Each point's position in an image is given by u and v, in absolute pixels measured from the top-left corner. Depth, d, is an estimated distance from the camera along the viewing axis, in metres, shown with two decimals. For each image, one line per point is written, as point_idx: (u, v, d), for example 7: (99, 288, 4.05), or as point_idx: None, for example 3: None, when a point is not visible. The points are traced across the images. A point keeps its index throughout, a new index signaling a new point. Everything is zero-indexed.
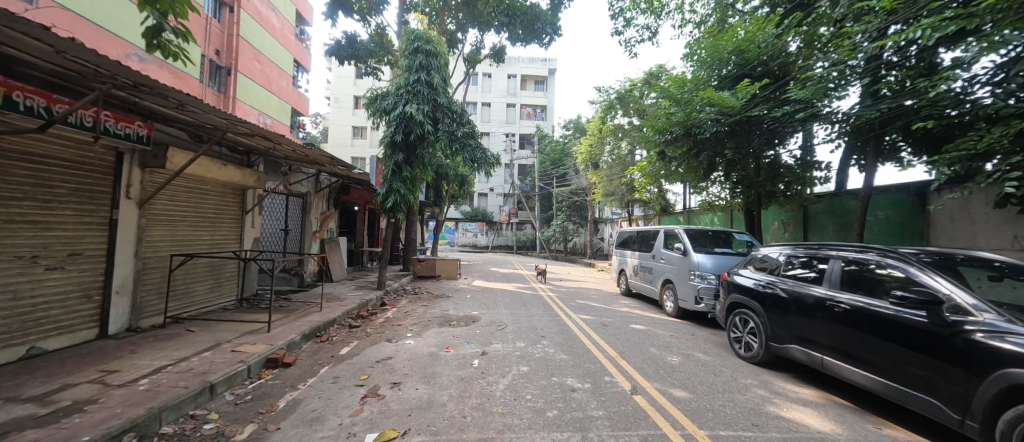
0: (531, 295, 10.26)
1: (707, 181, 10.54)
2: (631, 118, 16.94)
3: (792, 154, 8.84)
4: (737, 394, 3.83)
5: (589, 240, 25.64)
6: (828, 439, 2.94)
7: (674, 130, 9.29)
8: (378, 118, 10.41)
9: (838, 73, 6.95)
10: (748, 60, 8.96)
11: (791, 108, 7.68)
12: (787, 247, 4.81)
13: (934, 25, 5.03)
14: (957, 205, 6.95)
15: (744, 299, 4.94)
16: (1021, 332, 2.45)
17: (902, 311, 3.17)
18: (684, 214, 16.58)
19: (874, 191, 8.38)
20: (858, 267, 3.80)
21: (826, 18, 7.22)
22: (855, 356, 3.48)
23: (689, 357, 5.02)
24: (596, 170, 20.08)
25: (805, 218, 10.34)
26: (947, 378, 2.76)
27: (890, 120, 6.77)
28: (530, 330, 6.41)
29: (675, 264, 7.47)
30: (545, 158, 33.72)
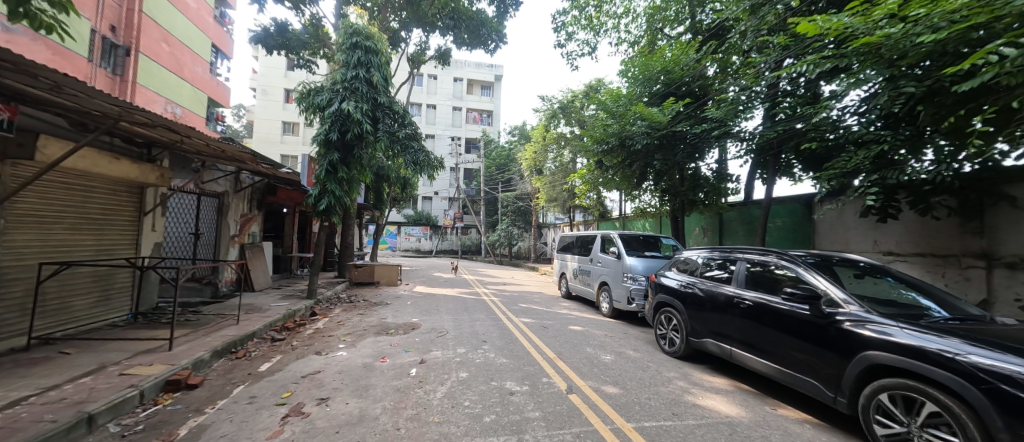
0: (475, 300, 10.21)
1: (640, 189, 11.29)
2: (572, 127, 17.63)
3: (710, 167, 9.78)
4: (660, 386, 4.13)
5: (533, 245, 26.12)
6: (733, 422, 3.28)
7: (610, 141, 9.86)
8: (311, 114, 9.73)
9: (747, 96, 7.86)
10: (674, 80, 9.66)
11: (709, 126, 8.54)
12: (705, 250, 5.30)
13: (816, 62, 5.89)
14: (835, 214, 8.17)
15: (669, 299, 5.36)
16: (877, 320, 2.94)
17: (792, 305, 3.64)
18: (620, 220, 17.57)
19: (775, 202, 9.56)
20: (761, 268, 4.30)
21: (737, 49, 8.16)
22: (756, 347, 3.93)
23: (621, 355, 5.31)
24: (540, 177, 20.58)
25: (720, 224, 11.48)
26: (824, 361, 3.22)
27: (786, 141, 7.79)
28: (472, 335, 6.37)
29: (611, 267, 7.88)
30: (491, 163, 33.76)
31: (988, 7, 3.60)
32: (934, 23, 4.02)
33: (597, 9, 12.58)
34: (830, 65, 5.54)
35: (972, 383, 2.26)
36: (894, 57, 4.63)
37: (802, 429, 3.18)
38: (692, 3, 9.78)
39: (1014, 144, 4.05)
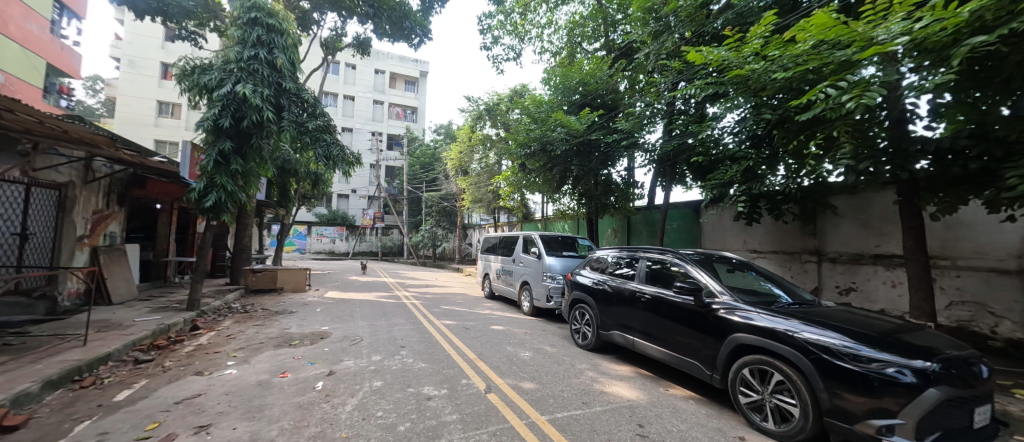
0: (393, 304, 9.73)
1: (560, 193, 11.82)
2: (498, 130, 17.81)
3: (621, 174, 10.67)
4: (573, 378, 4.39)
5: (457, 246, 25.81)
6: (634, 405, 3.61)
7: (533, 145, 10.20)
8: (195, 95, 8.40)
9: (650, 112, 8.72)
10: (590, 92, 10.35)
11: (619, 136, 9.30)
12: (616, 250, 5.71)
13: (702, 87, 6.79)
14: (716, 219, 9.46)
15: (583, 296, 5.70)
16: (743, 307, 3.48)
17: (682, 297, 4.12)
18: (542, 221, 18.25)
19: (671, 206, 10.73)
20: (659, 266, 4.78)
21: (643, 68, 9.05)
22: (652, 336, 4.38)
23: (538, 351, 5.51)
24: (465, 177, 20.43)
25: (629, 226, 12.56)
26: (704, 344, 3.70)
27: (681, 154, 8.84)
28: (388, 341, 6.07)
29: (531, 267, 8.13)
30: (414, 161, 32.50)
31: (818, 56, 4.51)
32: (785, 64, 4.88)
33: (522, 16, 12.91)
34: (712, 90, 6.46)
35: (804, 354, 2.83)
36: (758, 89, 5.53)
37: (688, 405, 3.63)
38: (607, 22, 10.61)
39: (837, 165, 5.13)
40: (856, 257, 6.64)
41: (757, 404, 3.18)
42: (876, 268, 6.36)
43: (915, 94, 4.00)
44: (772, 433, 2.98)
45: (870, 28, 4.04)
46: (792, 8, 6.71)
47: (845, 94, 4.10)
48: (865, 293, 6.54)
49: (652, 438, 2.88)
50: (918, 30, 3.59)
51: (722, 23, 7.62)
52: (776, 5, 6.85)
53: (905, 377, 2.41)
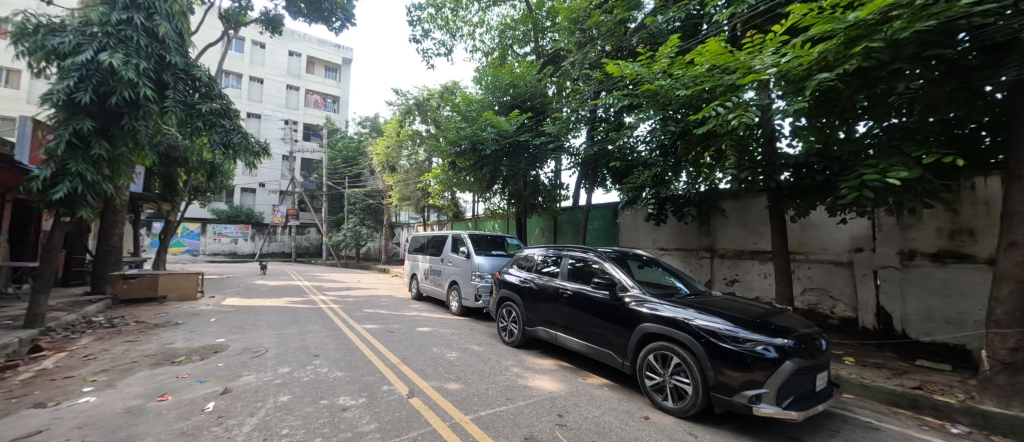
0: (307, 309, 8.95)
1: (490, 193, 11.84)
2: (428, 126, 17.34)
3: (548, 176, 11.00)
4: (498, 375, 4.44)
5: (383, 245, 24.56)
6: (554, 396, 3.77)
7: (463, 144, 10.10)
8: (40, 61, 6.85)
9: (575, 118, 9.15)
10: (520, 94, 10.40)
11: (546, 139, 9.62)
12: (542, 248, 5.80)
13: (620, 98, 7.33)
14: (631, 220, 10.26)
15: (509, 294, 5.76)
16: (650, 299, 3.81)
17: (598, 292, 4.38)
18: (472, 220, 18.18)
19: (592, 207, 11.32)
20: (581, 264, 4.99)
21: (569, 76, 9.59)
22: (572, 329, 4.59)
23: (465, 351, 5.48)
24: (392, 174, 19.54)
25: (555, 225, 13.05)
26: (617, 335, 3.98)
27: (602, 159, 9.42)
28: (299, 350, 5.57)
29: (459, 267, 8.05)
30: (335, 154, 30.21)
31: (712, 78, 5.11)
32: (687, 83, 5.44)
33: (453, 12, 12.74)
34: (628, 102, 7.03)
35: (697, 338, 3.19)
36: (666, 103, 6.08)
37: (603, 392, 3.89)
38: (536, 28, 10.96)
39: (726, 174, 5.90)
40: (739, 253, 7.70)
41: (659, 386, 3.51)
42: (754, 262, 7.46)
43: (783, 117, 4.74)
44: (671, 411, 3.31)
45: (750, 58, 4.68)
46: (693, 33, 7.52)
47: (729, 113, 4.77)
48: (746, 284, 7.61)
49: (570, 426, 3.04)
50: (784, 64, 4.26)
51: (638, 41, 8.29)
52: (680, 30, 7.63)
53: (771, 353, 2.85)
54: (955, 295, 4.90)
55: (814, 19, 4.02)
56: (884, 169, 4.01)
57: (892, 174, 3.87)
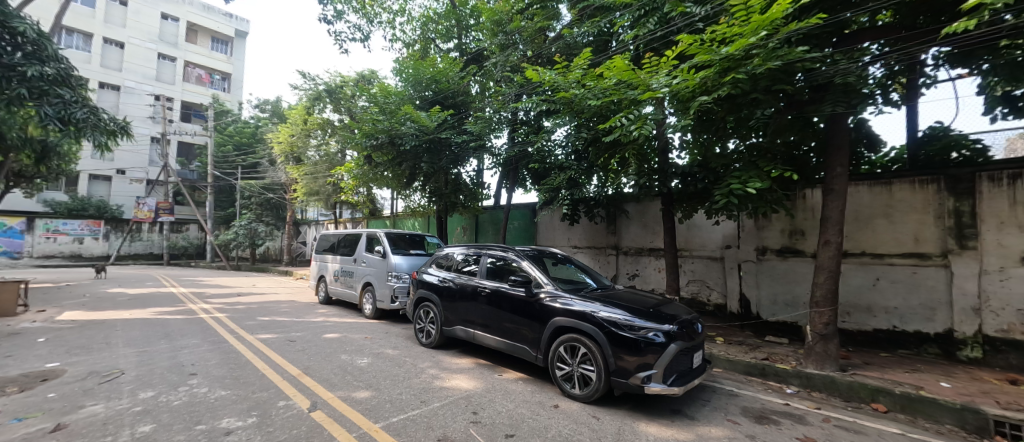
0: (185, 321, 7.75)
1: (408, 190, 11.41)
2: (341, 115, 16.19)
3: (470, 174, 10.87)
4: (412, 378, 4.36)
5: (286, 245, 22.23)
6: (469, 394, 3.84)
7: (380, 137, 9.57)
8: None
9: (495, 119, 9.29)
10: (442, 90, 10.10)
11: (467, 138, 9.51)
12: (462, 247, 5.73)
13: (538, 102, 7.69)
14: (548, 220, 10.76)
15: (428, 294, 5.65)
16: (562, 294, 4.03)
17: (515, 289, 4.50)
18: (391, 218, 17.43)
19: (512, 207, 11.52)
20: (499, 262, 5.05)
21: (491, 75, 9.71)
22: (490, 327, 4.68)
23: (377, 356, 5.27)
24: (298, 165, 17.74)
25: (476, 224, 13.12)
26: (531, 330, 4.17)
27: (522, 159, 9.69)
28: (170, 370, 4.80)
29: (375, 267, 7.66)
30: (225, 140, 26.43)
31: (618, 92, 5.62)
32: (597, 94, 5.90)
33: None
34: (546, 107, 7.39)
35: (600, 329, 3.51)
36: (579, 110, 6.49)
37: (517, 386, 4.07)
38: (459, 24, 10.86)
39: (633, 180, 6.44)
40: (639, 250, 8.57)
41: (568, 375, 3.79)
42: (651, 259, 8.37)
43: (675, 131, 5.39)
44: (578, 397, 3.60)
45: (649, 76, 5.23)
46: (604, 48, 8.18)
47: (631, 125, 5.32)
48: (644, 278, 8.50)
49: (483, 422, 3.13)
50: (675, 84, 4.85)
51: (556, 51, 8.90)
52: (592, 44, 8.25)
53: (659, 338, 3.27)
54: (793, 282, 6.11)
55: (698, 48, 4.66)
56: (745, 180, 4.83)
57: (750, 184, 4.70)
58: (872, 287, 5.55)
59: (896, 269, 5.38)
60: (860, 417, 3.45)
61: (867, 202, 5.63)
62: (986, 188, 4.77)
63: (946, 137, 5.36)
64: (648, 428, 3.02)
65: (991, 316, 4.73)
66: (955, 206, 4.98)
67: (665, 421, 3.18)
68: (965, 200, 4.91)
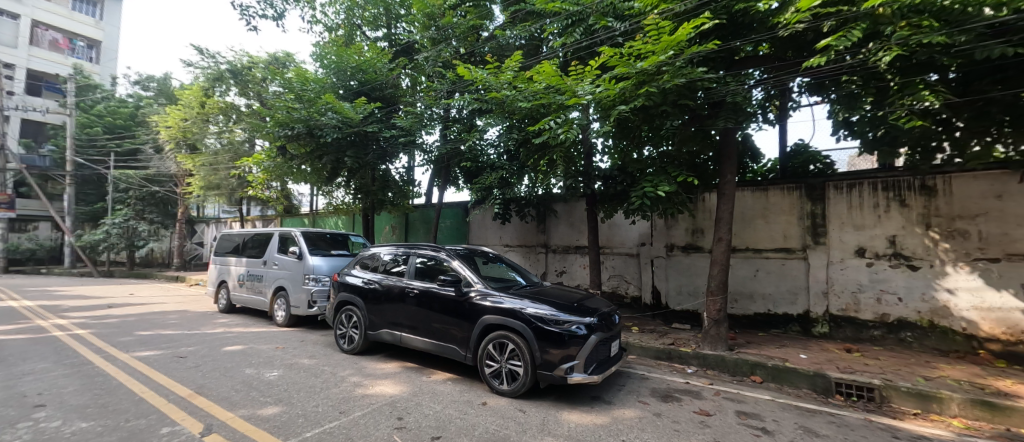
0: (33, 341, 6.37)
1: (330, 186, 10.62)
2: (248, 101, 14.57)
3: (399, 170, 10.44)
4: (331, 388, 4.11)
5: (177, 246, 19.42)
6: (393, 400, 3.75)
7: (296, 127, 8.73)
8: None
9: (427, 115, 9.08)
10: (368, 81, 9.54)
11: (397, 133, 9.08)
12: (388, 247, 5.51)
13: (469, 101, 7.73)
14: (481, 219, 10.82)
15: (350, 297, 5.35)
16: (492, 292, 4.09)
17: (445, 288, 4.45)
18: (309, 216, 16.27)
19: (444, 205, 11.37)
20: (427, 262, 4.95)
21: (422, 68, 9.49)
22: (417, 328, 4.59)
23: (290, 367, 4.86)
24: (192, 154, 15.51)
25: (406, 223, 12.72)
26: (460, 329, 4.17)
27: (454, 158, 9.60)
28: (6, 402, 3.86)
29: (289, 270, 7.03)
30: (95, 121, 22.15)
31: (546, 96, 5.87)
32: (527, 96, 6.09)
33: None
34: (477, 106, 7.47)
35: (528, 325, 3.66)
36: (511, 111, 6.64)
37: (444, 387, 4.06)
38: (389, 13, 10.39)
39: (561, 181, 6.68)
40: (566, 248, 9.04)
41: (496, 372, 3.89)
42: (576, 256, 8.88)
43: (598, 136, 5.77)
44: (505, 392, 3.72)
45: (574, 83, 5.54)
46: (534, 53, 8.59)
47: (558, 129, 5.61)
48: (571, 274, 8.98)
49: (408, 427, 3.09)
50: (598, 93, 5.22)
51: (488, 50, 8.97)
52: (524, 48, 8.57)
53: (581, 330, 3.51)
54: (695, 275, 6.92)
55: (617, 61, 5.04)
56: (656, 184, 5.39)
57: (659, 187, 5.28)
58: (754, 277, 6.48)
59: (771, 262, 6.34)
60: (743, 388, 4.04)
61: (750, 205, 6.56)
62: (835, 195, 5.87)
63: (804, 153, 6.57)
64: (570, 416, 3.24)
65: (836, 298, 5.84)
66: (812, 209, 6.04)
67: (585, 407, 3.44)
68: (820, 204, 5.98)
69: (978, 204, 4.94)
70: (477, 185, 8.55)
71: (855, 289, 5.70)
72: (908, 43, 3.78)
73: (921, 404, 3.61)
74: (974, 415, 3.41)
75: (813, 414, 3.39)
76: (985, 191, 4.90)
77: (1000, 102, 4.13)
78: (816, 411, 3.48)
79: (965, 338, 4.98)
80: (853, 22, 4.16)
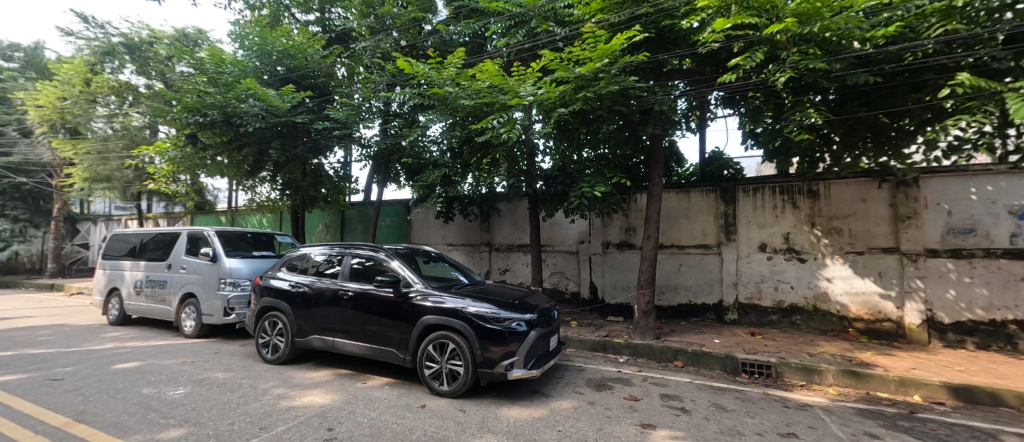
0: None
1: (251, 181, 9.60)
2: (149, 81, 12.79)
3: (333, 166, 9.70)
4: (250, 403, 3.58)
5: (53, 248, 16.48)
6: (325, 412, 3.39)
7: (209, 113, 7.83)
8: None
9: (365, 108, 8.58)
10: (296, 68, 8.81)
11: (331, 125, 8.40)
12: (319, 247, 5.15)
13: (410, 95, 7.49)
14: (422, 217, 10.56)
15: (274, 302, 4.93)
16: (433, 292, 4.02)
17: (382, 289, 4.27)
18: (228, 215, 14.79)
19: (383, 203, 10.96)
20: (362, 263, 4.71)
21: (359, 58, 9.01)
22: (351, 332, 4.36)
23: (201, 383, 4.14)
24: (74, 140, 13.25)
25: (342, 221, 12.07)
26: (399, 331, 4.05)
27: (394, 153, 9.25)
28: None
29: (200, 274, 6.27)
30: None
31: (490, 95, 5.89)
32: (470, 94, 6.07)
33: None
34: (419, 101, 7.29)
35: (470, 323, 3.68)
36: (454, 108, 6.58)
37: (381, 392, 3.92)
38: None
39: (506, 179, 6.60)
40: (510, 246, 9.19)
41: (436, 373, 3.86)
42: (519, 255, 9.06)
43: (540, 137, 5.90)
44: (446, 393, 3.72)
45: (517, 84, 5.60)
46: (478, 51, 8.58)
47: (501, 128, 5.67)
48: (514, 273, 9.15)
49: (339, 437, 2.89)
50: (540, 94, 5.37)
51: (430, 44, 8.74)
52: (467, 45, 8.52)
53: (522, 327, 3.63)
54: (628, 270, 7.42)
55: (557, 65, 5.22)
56: (593, 185, 5.67)
57: (596, 188, 5.56)
58: (678, 271, 7.08)
59: (692, 257, 6.98)
60: (666, 373, 4.46)
61: (675, 205, 7.15)
62: (744, 197, 6.62)
63: (719, 160, 7.34)
64: (509, 411, 3.33)
65: (744, 288, 6.58)
66: (726, 209, 6.74)
67: (524, 402, 3.55)
68: (733, 205, 6.70)
69: (849, 206, 5.97)
70: (418, 183, 8.34)
71: (759, 280, 6.49)
72: (798, 67, 4.41)
73: (806, 376, 4.25)
74: (844, 382, 4.11)
75: (724, 392, 3.83)
76: (854, 196, 5.96)
77: (865, 121, 4.97)
78: (726, 389, 3.93)
79: (839, 318, 5.96)
80: (757, 45, 4.69)
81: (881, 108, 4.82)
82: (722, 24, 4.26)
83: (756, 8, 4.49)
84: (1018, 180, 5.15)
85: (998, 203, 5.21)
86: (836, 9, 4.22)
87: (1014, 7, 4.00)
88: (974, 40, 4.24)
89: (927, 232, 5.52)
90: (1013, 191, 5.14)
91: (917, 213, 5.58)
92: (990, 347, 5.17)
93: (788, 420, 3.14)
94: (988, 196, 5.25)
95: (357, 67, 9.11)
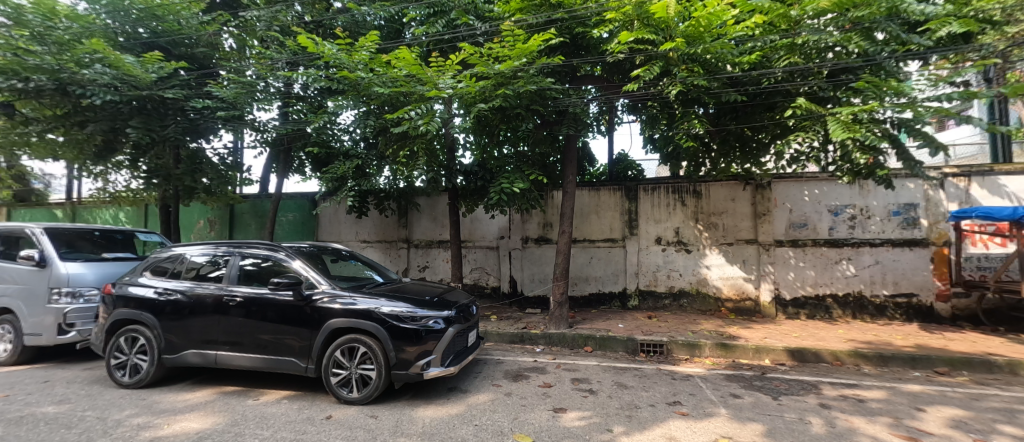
0: None
1: (101, 166, 7.79)
2: None
3: (218, 152, 8.28)
4: (96, 440, 2.83)
5: None
6: (203, 438, 2.88)
7: (34, 78, 6.17)
8: None
9: (262, 88, 7.51)
10: (165, 33, 7.39)
11: (214, 104, 7.17)
12: (199, 247, 4.45)
13: (315, 76, 6.70)
14: (332, 211, 9.74)
15: (135, 313, 4.13)
16: (342, 293, 3.75)
17: (280, 293, 3.84)
18: (65, 207, 11.82)
19: (285, 196, 9.88)
20: (254, 264, 4.18)
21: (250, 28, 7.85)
22: (240, 343, 3.85)
23: (19, 422, 3.20)
24: None
25: (231, 216, 10.60)
26: (301, 338, 3.70)
27: (297, 140, 8.36)
28: None
29: (19, 282, 4.95)
30: None
31: (407, 84, 5.62)
32: (386, 81, 5.74)
33: None
34: (325, 84, 6.63)
35: (383, 325, 3.51)
36: (367, 95, 6.15)
37: (277, 408, 3.54)
38: None
39: (422, 172, 6.38)
40: (428, 243, 9.00)
41: (344, 380, 3.63)
42: (439, 252, 8.93)
43: (459, 132, 5.80)
44: (356, 400, 3.53)
45: (435, 75, 5.43)
46: (394, 36, 8.15)
47: (418, 119, 5.48)
48: (433, 269, 8.99)
49: None
50: (459, 88, 5.31)
51: (340, 23, 7.99)
52: (382, 29, 8.01)
53: (439, 325, 3.59)
54: (544, 263, 7.82)
55: (477, 59, 5.18)
56: (513, 181, 5.80)
57: (515, 184, 5.70)
58: (589, 263, 7.60)
59: (601, 250, 7.56)
60: (577, 358, 4.81)
61: (586, 201, 7.65)
62: (644, 195, 7.38)
63: (623, 161, 8.07)
64: (425, 411, 3.28)
65: (644, 277, 7.35)
66: (629, 206, 7.44)
67: (440, 400, 3.54)
68: (635, 202, 7.42)
69: (723, 205, 7.03)
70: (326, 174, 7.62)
71: (655, 269, 7.29)
72: (686, 82, 5.01)
73: (690, 351, 4.93)
74: (717, 354, 4.86)
75: (624, 371, 4.27)
76: (726, 196, 7.03)
77: (734, 133, 5.96)
78: (626, 368, 4.38)
79: (715, 299, 6.99)
80: (654, 60, 5.25)
81: (746, 123, 5.76)
82: (627, 37, 4.62)
83: (654, 26, 5.01)
84: (834, 186, 6.62)
85: (822, 203, 6.65)
86: (715, 35, 4.92)
87: (833, 49, 5.04)
88: (807, 72, 5.28)
89: (776, 226, 6.77)
90: (830, 194, 6.62)
91: (770, 211, 6.79)
92: (815, 317, 6.61)
93: (674, 391, 3.62)
94: (816, 197, 6.67)
95: (250, 40, 7.96)
